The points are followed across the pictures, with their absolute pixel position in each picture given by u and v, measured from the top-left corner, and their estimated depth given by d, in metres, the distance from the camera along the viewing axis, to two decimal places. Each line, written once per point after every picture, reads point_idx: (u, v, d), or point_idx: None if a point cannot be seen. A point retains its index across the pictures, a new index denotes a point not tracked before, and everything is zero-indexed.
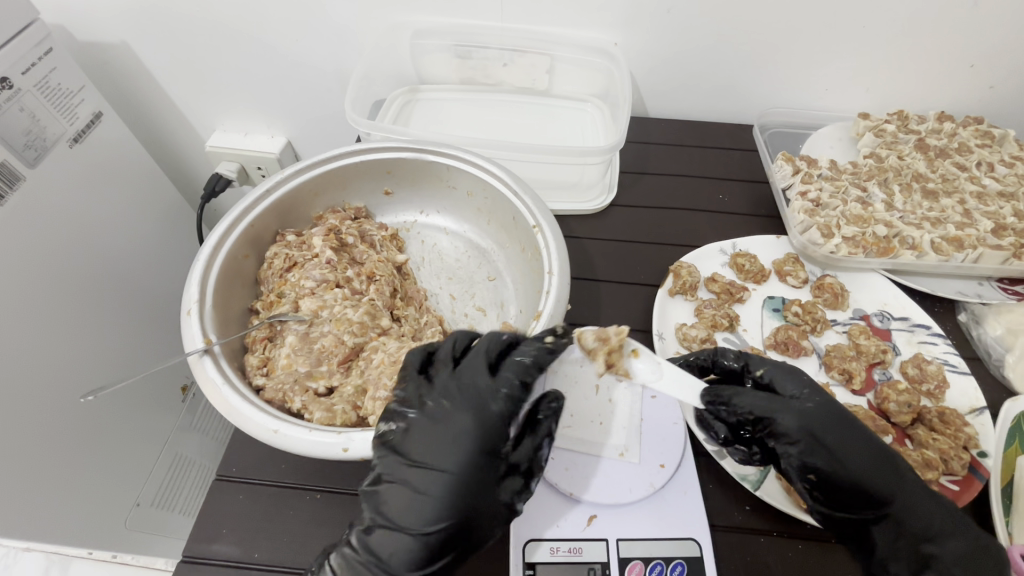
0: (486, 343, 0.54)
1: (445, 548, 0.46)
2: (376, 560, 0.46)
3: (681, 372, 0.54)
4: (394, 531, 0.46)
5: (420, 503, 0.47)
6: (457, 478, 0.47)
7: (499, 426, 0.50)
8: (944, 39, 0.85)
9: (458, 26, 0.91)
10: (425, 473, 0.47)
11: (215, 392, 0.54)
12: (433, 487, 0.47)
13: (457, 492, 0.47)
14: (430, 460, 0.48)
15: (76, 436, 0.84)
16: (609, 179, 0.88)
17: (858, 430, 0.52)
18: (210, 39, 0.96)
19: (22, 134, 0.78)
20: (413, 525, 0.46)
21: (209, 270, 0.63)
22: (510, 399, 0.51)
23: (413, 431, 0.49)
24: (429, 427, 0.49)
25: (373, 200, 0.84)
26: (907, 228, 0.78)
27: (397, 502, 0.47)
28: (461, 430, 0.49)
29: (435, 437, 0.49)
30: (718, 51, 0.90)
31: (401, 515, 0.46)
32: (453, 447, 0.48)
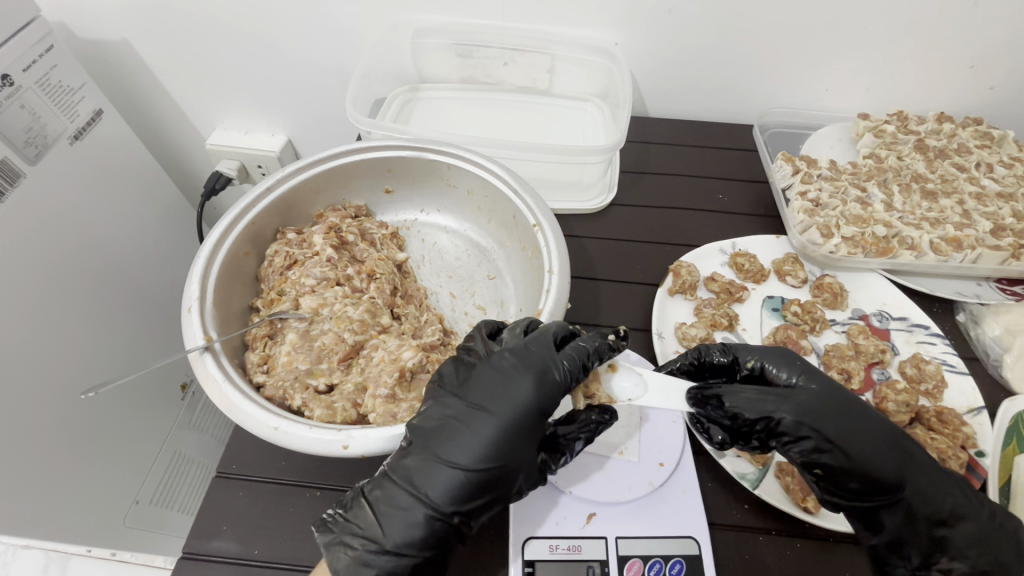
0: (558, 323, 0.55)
1: (480, 493, 0.48)
2: (418, 490, 0.48)
3: (666, 379, 0.53)
4: (440, 467, 0.48)
5: (471, 442, 0.49)
6: (512, 424, 0.49)
7: (559, 394, 0.51)
8: (944, 39, 0.85)
9: (459, 25, 0.92)
10: (482, 416, 0.50)
11: (215, 389, 0.55)
12: (486, 430, 0.49)
13: (507, 438, 0.49)
14: (489, 406, 0.50)
15: (76, 433, 0.84)
16: (609, 179, 0.89)
17: (862, 414, 0.52)
18: (211, 36, 0.96)
19: (23, 131, 0.78)
20: (462, 461, 0.48)
21: (209, 267, 0.63)
22: (573, 374, 0.51)
23: (477, 380, 0.52)
24: (494, 379, 0.51)
25: (373, 199, 0.84)
26: (907, 229, 0.78)
27: (452, 439, 0.49)
28: (523, 386, 0.50)
29: (496, 386, 0.51)
30: (718, 51, 0.90)
31: (452, 451, 0.48)
32: (512, 397, 0.50)
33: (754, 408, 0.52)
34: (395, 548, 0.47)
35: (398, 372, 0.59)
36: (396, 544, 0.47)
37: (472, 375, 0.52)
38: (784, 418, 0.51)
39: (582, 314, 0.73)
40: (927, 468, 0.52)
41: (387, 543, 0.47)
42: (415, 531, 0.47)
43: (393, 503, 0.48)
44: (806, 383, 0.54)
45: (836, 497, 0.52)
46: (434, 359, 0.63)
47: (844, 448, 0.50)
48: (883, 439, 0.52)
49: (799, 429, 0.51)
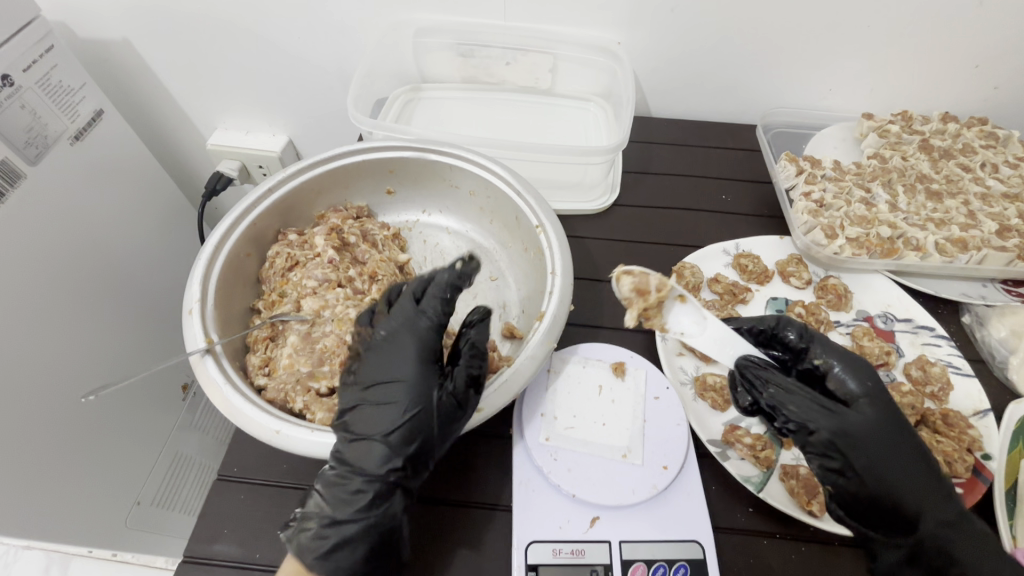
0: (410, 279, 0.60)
1: (404, 446, 0.52)
2: (354, 466, 0.51)
3: (726, 332, 0.59)
4: (364, 439, 0.52)
5: (379, 409, 0.53)
6: (407, 381, 0.54)
7: (432, 337, 0.57)
8: (949, 38, 0.84)
9: (460, 24, 0.91)
10: (379, 387, 0.54)
11: (216, 393, 0.54)
12: (388, 395, 0.54)
13: (408, 393, 0.53)
14: (383, 377, 0.55)
15: (77, 435, 0.84)
16: (611, 179, 0.88)
17: (903, 446, 0.52)
18: (213, 38, 0.96)
19: (23, 131, 0.78)
20: (376, 427, 0.52)
21: (210, 269, 0.63)
22: (437, 316, 0.57)
23: (367, 361, 0.56)
24: (377, 353, 0.56)
25: (375, 199, 0.83)
26: (911, 229, 0.78)
27: (364, 415, 0.53)
28: (402, 349, 0.56)
29: (381, 354, 0.56)
30: (721, 51, 0.89)
31: (366, 425, 0.53)
32: (398, 358, 0.55)
33: (799, 412, 0.53)
34: (347, 518, 0.51)
35: None
36: (346, 514, 0.51)
37: (365, 363, 0.57)
38: (822, 429, 0.52)
39: (585, 315, 0.73)
40: (926, 495, 0.51)
41: (338, 516, 0.51)
42: (360, 499, 0.51)
43: (334, 486, 0.52)
44: (864, 407, 0.54)
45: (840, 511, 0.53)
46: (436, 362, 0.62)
47: (868, 473, 0.51)
48: (909, 471, 0.52)
49: (831, 443, 0.52)
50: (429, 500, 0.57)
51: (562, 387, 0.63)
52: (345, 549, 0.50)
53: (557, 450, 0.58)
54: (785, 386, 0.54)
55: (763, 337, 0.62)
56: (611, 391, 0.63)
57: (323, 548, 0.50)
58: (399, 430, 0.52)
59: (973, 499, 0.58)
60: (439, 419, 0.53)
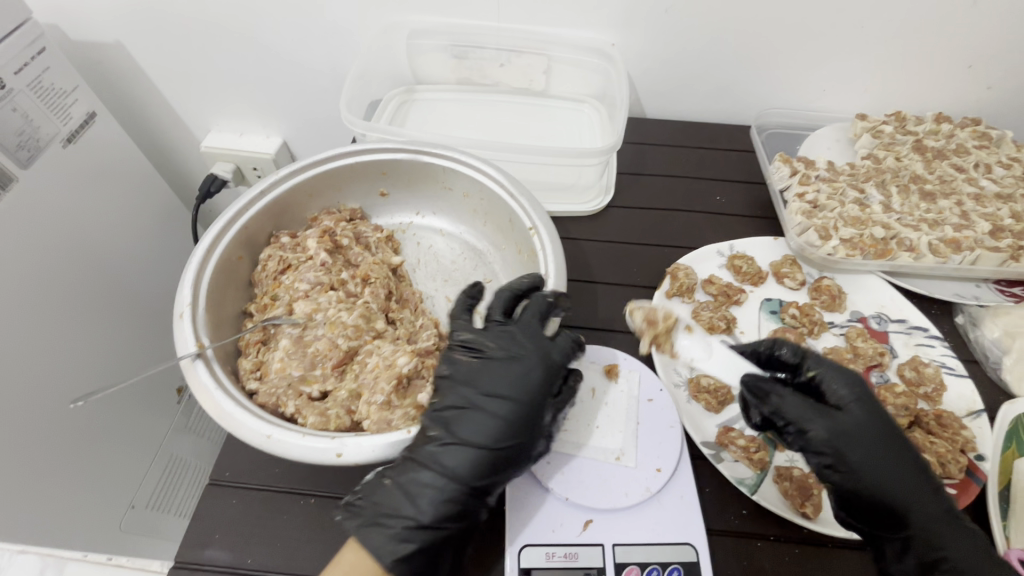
0: (535, 301, 0.60)
1: (503, 467, 0.52)
2: (450, 473, 0.51)
3: (733, 358, 0.58)
4: (467, 449, 0.52)
5: (490, 424, 0.53)
6: (530, 402, 0.54)
7: (560, 370, 0.57)
8: (942, 39, 0.84)
9: (454, 26, 0.91)
10: (496, 399, 0.54)
11: (206, 397, 0.54)
12: (504, 411, 0.54)
13: (524, 415, 0.54)
14: (499, 390, 0.55)
15: (69, 441, 0.83)
16: (605, 180, 0.88)
17: (892, 445, 0.53)
18: (207, 40, 0.95)
19: (15, 134, 0.77)
20: (487, 443, 0.52)
21: (202, 272, 0.63)
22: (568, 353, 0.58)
23: (482, 372, 0.56)
24: (499, 364, 0.56)
25: (368, 202, 0.83)
26: (905, 230, 0.78)
27: (474, 425, 0.53)
28: (529, 369, 0.55)
29: (507, 373, 0.55)
30: (715, 52, 0.89)
31: (473, 432, 0.53)
32: (524, 381, 0.55)
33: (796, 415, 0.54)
34: (431, 523, 0.50)
35: (394, 379, 0.58)
36: (433, 518, 0.50)
37: (474, 368, 0.56)
38: (818, 433, 0.53)
39: (580, 317, 0.73)
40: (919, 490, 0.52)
41: (423, 519, 0.50)
42: (447, 506, 0.51)
43: (421, 481, 0.51)
44: (855, 411, 0.55)
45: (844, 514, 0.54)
46: (429, 365, 0.62)
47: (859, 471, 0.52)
48: (899, 468, 0.53)
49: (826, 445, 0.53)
50: None
51: None
52: (419, 556, 0.50)
53: (551, 453, 0.58)
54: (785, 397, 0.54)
55: (758, 359, 0.62)
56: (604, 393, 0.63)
57: (402, 550, 0.49)
58: (505, 447, 0.52)
59: (966, 500, 0.57)
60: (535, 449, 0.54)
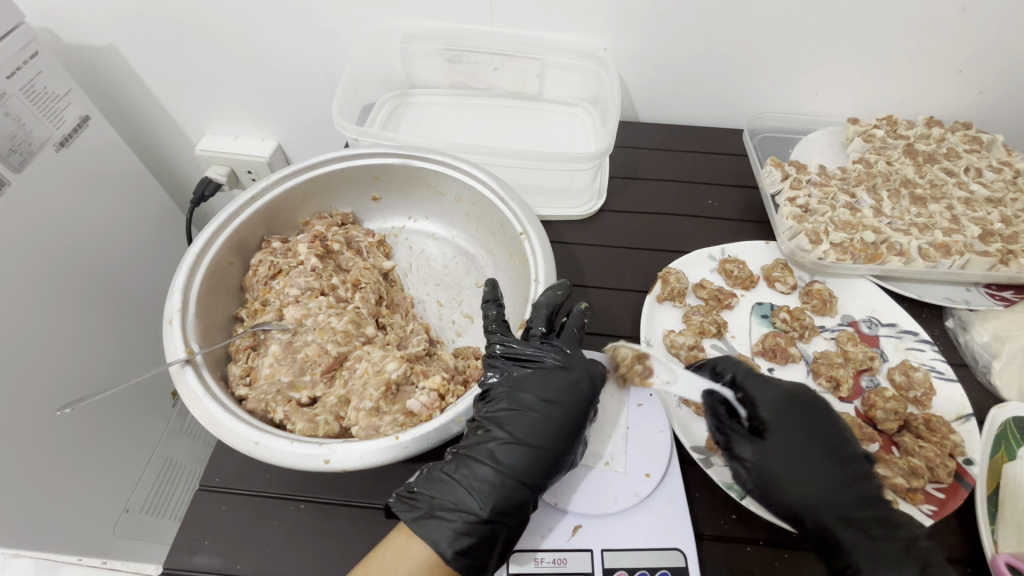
0: (574, 315, 0.62)
1: (555, 470, 0.53)
2: (509, 472, 0.52)
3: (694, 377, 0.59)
4: (524, 448, 0.52)
5: (546, 427, 0.54)
6: (581, 406, 0.55)
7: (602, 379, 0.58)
8: (933, 43, 0.85)
9: (448, 30, 0.91)
10: (553, 404, 0.54)
11: (195, 403, 0.54)
12: (558, 414, 0.54)
13: (578, 420, 0.55)
14: (555, 395, 0.55)
15: (61, 446, 0.82)
16: (598, 185, 0.88)
17: (818, 458, 0.55)
18: (200, 43, 0.95)
19: (7, 138, 0.77)
20: (544, 445, 0.53)
21: (192, 278, 0.63)
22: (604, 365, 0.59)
23: (536, 377, 0.56)
24: (554, 370, 0.56)
25: (360, 206, 0.83)
26: (895, 234, 0.78)
27: (530, 427, 0.53)
28: (580, 374, 0.56)
29: (556, 377, 0.56)
30: (708, 56, 0.90)
31: (529, 434, 0.53)
32: (575, 386, 0.55)
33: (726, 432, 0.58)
34: (489, 517, 0.50)
35: (383, 386, 0.58)
36: (491, 512, 0.50)
37: (526, 375, 0.56)
38: (744, 447, 0.56)
39: None
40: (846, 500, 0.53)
41: (483, 513, 0.50)
42: (506, 505, 0.51)
43: (477, 477, 0.52)
44: (783, 425, 0.57)
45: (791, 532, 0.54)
46: (420, 370, 0.62)
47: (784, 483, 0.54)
48: (826, 479, 0.54)
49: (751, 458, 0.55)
50: None
51: None
52: (478, 552, 0.49)
53: None
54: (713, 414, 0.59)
55: None
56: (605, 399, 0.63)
57: (462, 544, 0.49)
58: (558, 450, 0.53)
59: (955, 504, 0.57)
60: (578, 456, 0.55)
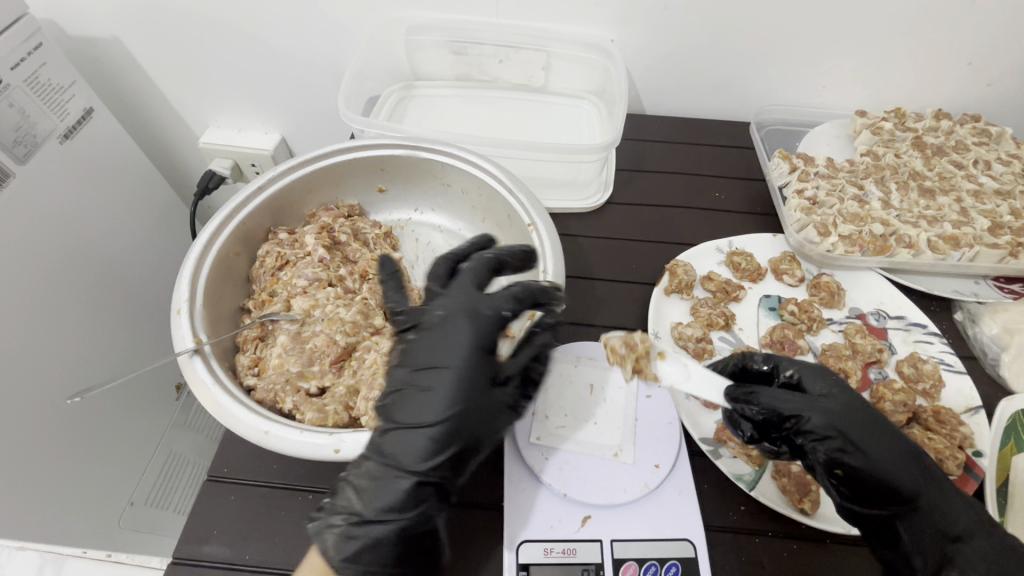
0: (472, 262, 0.57)
1: (450, 442, 0.49)
2: (396, 463, 0.49)
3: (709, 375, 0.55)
4: (407, 431, 0.49)
5: (428, 399, 0.49)
6: (461, 369, 0.50)
7: (494, 328, 0.52)
8: (942, 35, 0.84)
9: (453, 21, 0.91)
10: (429, 374, 0.50)
11: (205, 393, 0.54)
12: (440, 384, 0.50)
13: (461, 382, 0.50)
14: (433, 362, 0.51)
15: (69, 437, 0.83)
16: (604, 177, 0.88)
17: (885, 425, 0.52)
18: (205, 36, 0.95)
19: (12, 130, 0.77)
20: (427, 421, 0.49)
21: (199, 269, 0.62)
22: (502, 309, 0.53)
23: (417, 346, 0.52)
24: (428, 336, 0.52)
25: (367, 197, 0.83)
26: (904, 227, 0.77)
27: (412, 406, 0.50)
28: (456, 333, 0.51)
29: (433, 342, 0.52)
30: (714, 49, 0.89)
31: (410, 415, 0.49)
32: (454, 348, 0.51)
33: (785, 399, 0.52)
34: (376, 517, 0.47)
35: None
36: (375, 511, 0.47)
37: (406, 347, 0.53)
38: (816, 415, 0.51)
39: (578, 313, 0.72)
40: (924, 467, 0.51)
41: (365, 513, 0.47)
42: (403, 495, 0.48)
43: (371, 475, 0.49)
44: (840, 393, 0.54)
45: (851, 503, 0.52)
46: None
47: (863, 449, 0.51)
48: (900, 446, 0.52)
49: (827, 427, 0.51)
50: None
51: (554, 386, 0.63)
52: (376, 552, 0.47)
53: (549, 449, 0.58)
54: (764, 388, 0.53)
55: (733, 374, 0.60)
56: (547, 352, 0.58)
57: (350, 549, 0.46)
58: (445, 422, 0.49)
59: None
60: (487, 414, 0.50)
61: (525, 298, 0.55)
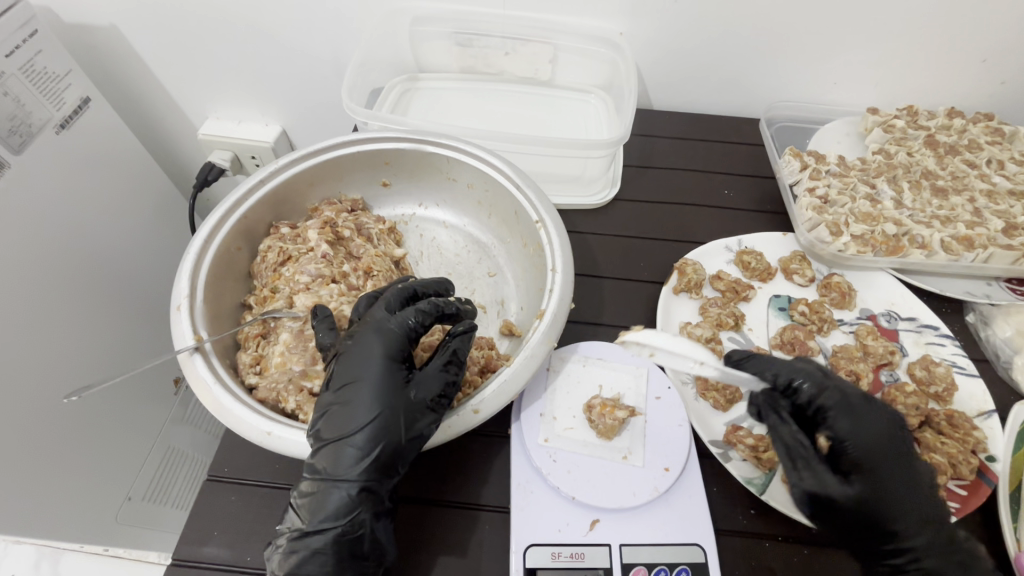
0: (388, 291, 0.59)
1: (374, 447, 0.48)
2: (327, 473, 0.48)
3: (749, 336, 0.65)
4: (332, 445, 0.48)
5: (349, 410, 0.49)
6: (376, 376, 0.50)
7: (403, 339, 0.54)
8: (957, 32, 0.83)
9: (459, 13, 0.89)
10: (349, 388, 0.50)
11: (206, 392, 0.53)
12: (357, 395, 0.50)
13: (377, 389, 0.50)
14: (350, 376, 0.51)
15: (65, 435, 0.81)
16: (612, 173, 0.86)
17: (905, 463, 0.51)
18: (205, 25, 0.93)
19: (6, 119, 0.75)
20: (351, 430, 0.48)
21: (199, 264, 0.61)
22: (407, 323, 0.55)
23: (338, 362, 0.52)
24: (345, 354, 0.53)
25: (370, 192, 0.81)
26: (917, 227, 0.76)
27: (335, 420, 0.49)
28: (367, 346, 0.52)
29: (349, 358, 0.52)
30: (725, 44, 0.88)
31: (333, 429, 0.49)
32: (367, 360, 0.51)
33: (800, 375, 0.54)
34: (316, 529, 0.47)
35: None
36: (314, 523, 0.47)
37: (329, 371, 0.53)
38: (826, 395, 0.54)
39: (585, 312, 0.71)
40: (909, 479, 0.50)
41: (306, 526, 0.47)
42: (336, 504, 0.47)
43: (307, 492, 0.48)
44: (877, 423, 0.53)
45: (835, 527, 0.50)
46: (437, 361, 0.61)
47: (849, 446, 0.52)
48: (904, 464, 0.51)
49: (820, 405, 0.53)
50: (420, 501, 0.55)
51: (561, 387, 0.62)
52: (315, 561, 0.46)
53: (556, 451, 0.57)
54: (769, 359, 0.57)
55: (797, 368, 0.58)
56: (537, 346, 0.57)
57: (294, 563, 0.46)
58: (368, 427, 0.48)
59: (978, 501, 0.56)
60: (408, 414, 0.50)
61: (432, 311, 0.57)
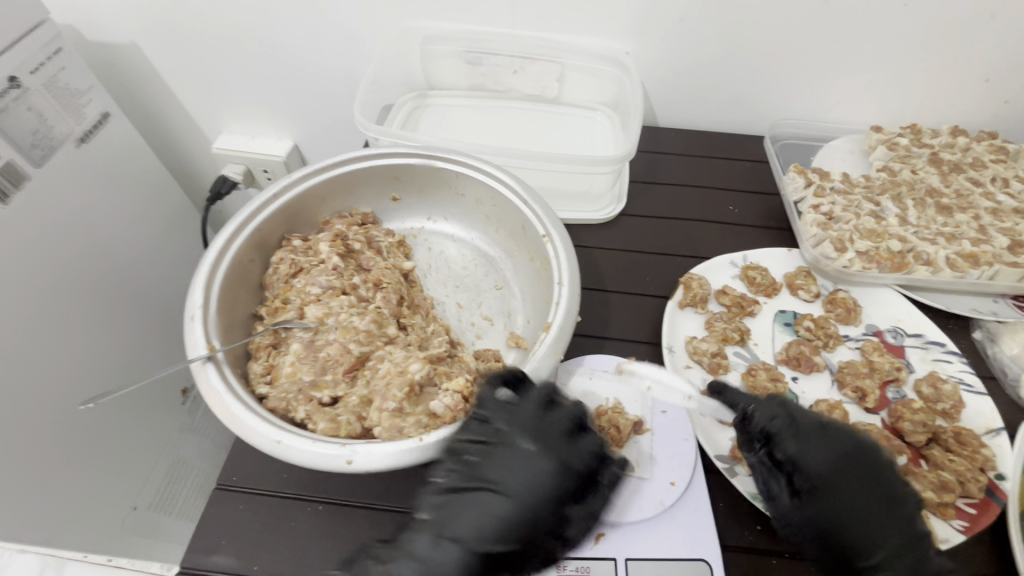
0: (543, 389, 0.55)
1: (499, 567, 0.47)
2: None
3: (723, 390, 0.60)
4: (459, 551, 0.46)
5: (485, 526, 0.47)
6: (534, 501, 0.49)
7: (579, 464, 0.51)
8: (957, 54, 0.84)
9: (468, 32, 0.91)
10: (496, 504, 0.48)
11: (217, 401, 0.54)
12: (507, 514, 0.48)
13: (526, 515, 0.48)
14: (510, 491, 0.49)
15: (76, 440, 0.82)
16: (618, 189, 0.88)
17: (863, 478, 0.52)
18: (222, 44, 0.96)
19: (30, 133, 0.77)
20: (485, 547, 0.47)
21: (214, 275, 0.62)
22: (591, 452, 0.52)
23: (482, 451, 0.51)
24: (499, 464, 0.50)
25: (379, 206, 0.83)
26: (922, 243, 0.77)
27: (466, 528, 0.47)
28: (544, 466, 0.50)
29: (514, 470, 0.49)
30: (729, 63, 0.89)
31: (469, 536, 0.47)
32: (532, 480, 0.49)
33: (756, 404, 0.57)
34: None
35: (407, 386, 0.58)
36: None
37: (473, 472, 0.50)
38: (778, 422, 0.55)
39: (591, 326, 0.72)
40: (865, 497, 0.51)
41: None
42: None
43: None
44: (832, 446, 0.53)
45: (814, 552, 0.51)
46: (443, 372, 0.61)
47: (800, 465, 0.53)
48: (869, 480, 0.51)
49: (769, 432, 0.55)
50: None
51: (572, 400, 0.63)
52: None
53: None
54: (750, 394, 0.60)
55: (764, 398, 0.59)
56: (543, 358, 0.57)
57: None
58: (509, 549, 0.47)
59: (986, 520, 0.56)
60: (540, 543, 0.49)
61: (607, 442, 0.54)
